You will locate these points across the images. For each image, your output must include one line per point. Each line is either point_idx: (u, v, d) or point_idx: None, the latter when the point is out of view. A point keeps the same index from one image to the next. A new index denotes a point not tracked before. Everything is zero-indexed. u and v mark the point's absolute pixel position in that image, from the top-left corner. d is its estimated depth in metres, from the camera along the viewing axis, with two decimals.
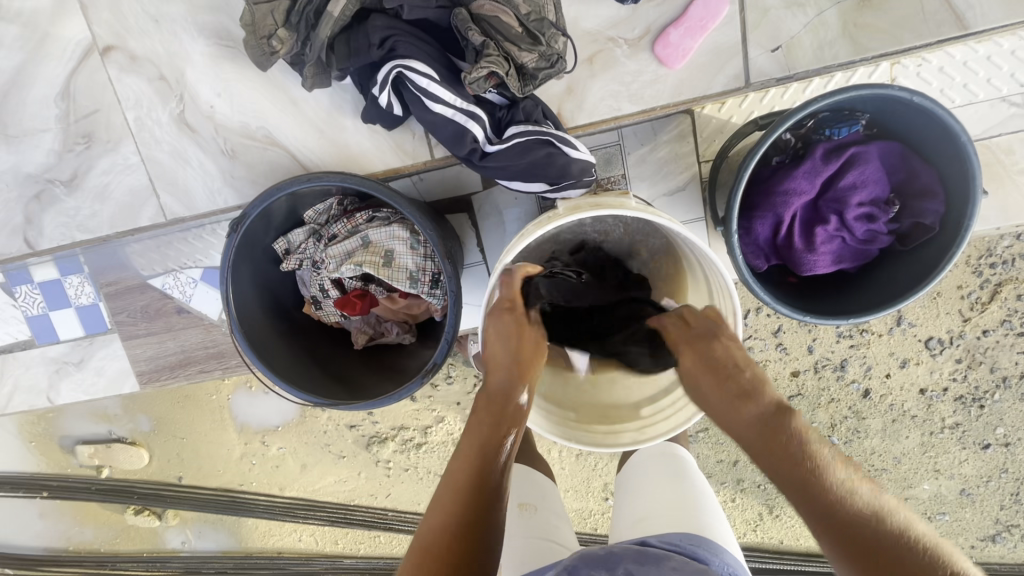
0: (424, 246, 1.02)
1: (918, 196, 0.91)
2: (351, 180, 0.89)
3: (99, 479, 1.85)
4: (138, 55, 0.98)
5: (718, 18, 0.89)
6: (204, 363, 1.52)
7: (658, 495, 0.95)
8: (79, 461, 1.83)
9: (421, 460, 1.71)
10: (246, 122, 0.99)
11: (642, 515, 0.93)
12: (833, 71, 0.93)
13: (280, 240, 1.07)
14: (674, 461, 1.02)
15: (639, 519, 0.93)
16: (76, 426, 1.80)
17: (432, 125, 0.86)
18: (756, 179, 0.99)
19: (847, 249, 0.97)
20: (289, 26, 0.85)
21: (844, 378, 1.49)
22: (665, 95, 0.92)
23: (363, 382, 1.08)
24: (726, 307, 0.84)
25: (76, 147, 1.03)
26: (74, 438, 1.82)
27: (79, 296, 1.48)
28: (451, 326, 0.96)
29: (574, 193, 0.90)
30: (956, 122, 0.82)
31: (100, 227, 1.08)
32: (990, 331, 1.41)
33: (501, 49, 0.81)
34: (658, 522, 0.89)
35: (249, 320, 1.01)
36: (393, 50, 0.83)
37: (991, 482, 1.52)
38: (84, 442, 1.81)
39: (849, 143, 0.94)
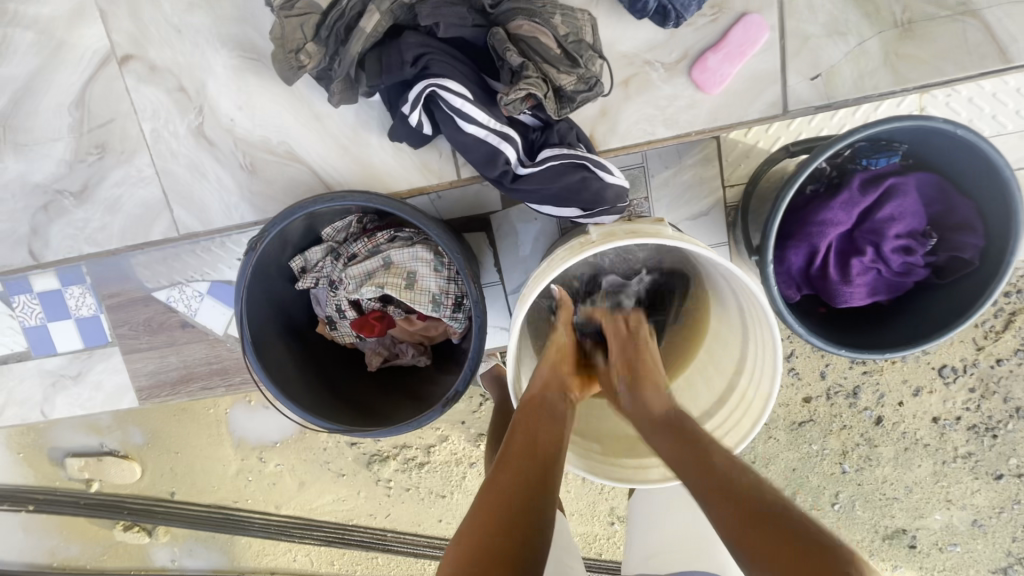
0: (448, 267, 0.98)
1: (956, 229, 0.89)
2: (375, 200, 0.86)
3: (88, 493, 1.78)
4: (157, 65, 0.95)
5: (757, 45, 0.86)
6: (206, 379, 1.48)
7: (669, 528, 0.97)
8: (69, 474, 1.76)
9: (423, 480, 1.66)
10: (267, 136, 0.96)
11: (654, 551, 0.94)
12: (872, 101, 0.87)
13: (297, 257, 1.04)
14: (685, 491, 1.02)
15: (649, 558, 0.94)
16: (68, 437, 1.74)
17: (463, 146, 0.83)
18: (789, 208, 0.97)
19: (882, 281, 0.94)
20: (319, 40, 0.83)
21: (857, 405, 1.46)
22: (700, 120, 0.89)
23: (378, 407, 1.05)
24: (763, 337, 0.84)
25: (88, 158, 1.00)
26: (64, 450, 1.75)
27: (79, 307, 1.44)
28: (474, 352, 0.93)
29: (608, 220, 0.87)
30: (1001, 157, 0.81)
31: (109, 240, 1.04)
32: (1004, 360, 1.40)
33: (540, 70, 0.79)
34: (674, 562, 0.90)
35: (263, 340, 0.98)
36: (426, 69, 0.81)
37: (1003, 513, 1.49)
38: (74, 454, 1.74)
39: (886, 174, 0.92)
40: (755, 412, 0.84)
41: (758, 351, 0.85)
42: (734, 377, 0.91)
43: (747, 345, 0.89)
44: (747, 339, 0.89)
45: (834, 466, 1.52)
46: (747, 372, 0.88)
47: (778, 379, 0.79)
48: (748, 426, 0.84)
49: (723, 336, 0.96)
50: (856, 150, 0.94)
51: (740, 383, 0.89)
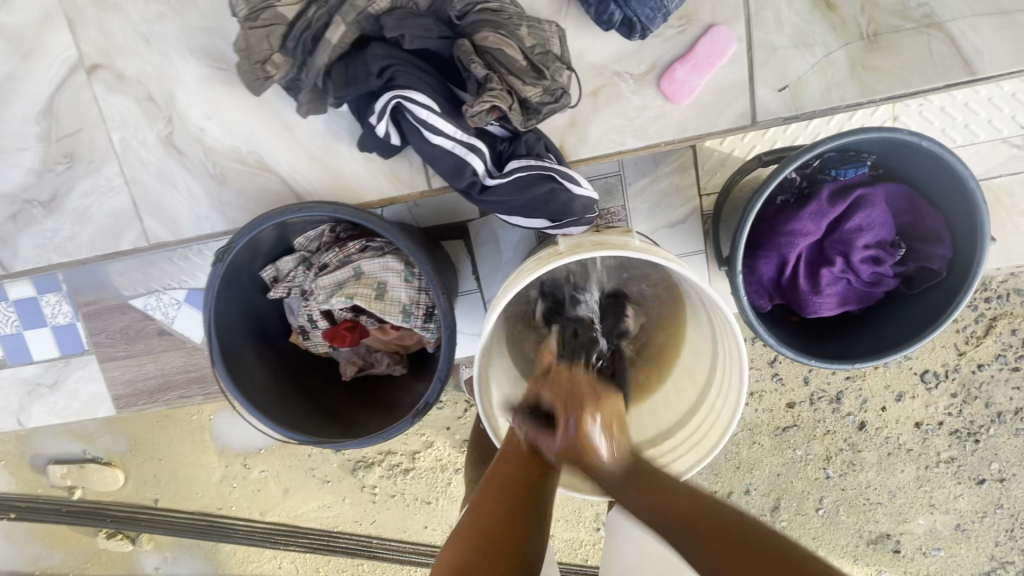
0: (419, 278, 0.98)
1: (924, 240, 0.89)
2: (343, 211, 0.86)
3: (71, 501, 1.76)
4: (126, 74, 0.94)
5: (725, 56, 0.86)
6: (185, 388, 1.47)
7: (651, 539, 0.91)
8: (51, 482, 1.74)
9: (408, 486, 1.65)
10: (237, 145, 0.96)
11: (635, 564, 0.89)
12: (838, 113, 0.87)
13: (268, 267, 1.03)
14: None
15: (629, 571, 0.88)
16: (50, 445, 1.72)
17: (431, 157, 0.83)
18: (760, 217, 0.98)
19: (852, 291, 0.95)
20: (285, 51, 0.82)
21: (840, 410, 1.47)
22: (670, 131, 0.89)
23: (351, 415, 1.05)
24: (731, 349, 0.84)
25: (57, 167, 0.99)
26: (46, 457, 1.74)
27: (56, 315, 1.43)
28: (444, 363, 0.93)
29: (576, 231, 0.87)
30: (966, 169, 0.81)
31: (79, 250, 1.03)
32: (985, 366, 1.40)
33: (505, 82, 0.79)
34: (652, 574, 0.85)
35: (233, 350, 0.98)
36: (392, 80, 0.80)
37: (985, 518, 1.50)
38: (57, 461, 1.72)
39: (855, 185, 0.92)
40: (722, 422, 0.84)
41: (727, 362, 0.86)
42: (705, 387, 0.91)
43: (716, 355, 0.89)
44: (717, 350, 0.89)
45: (818, 472, 1.52)
46: (716, 382, 0.89)
47: (744, 391, 0.79)
48: (716, 436, 0.85)
49: (693, 343, 0.96)
50: (825, 160, 0.95)
51: (710, 393, 0.89)
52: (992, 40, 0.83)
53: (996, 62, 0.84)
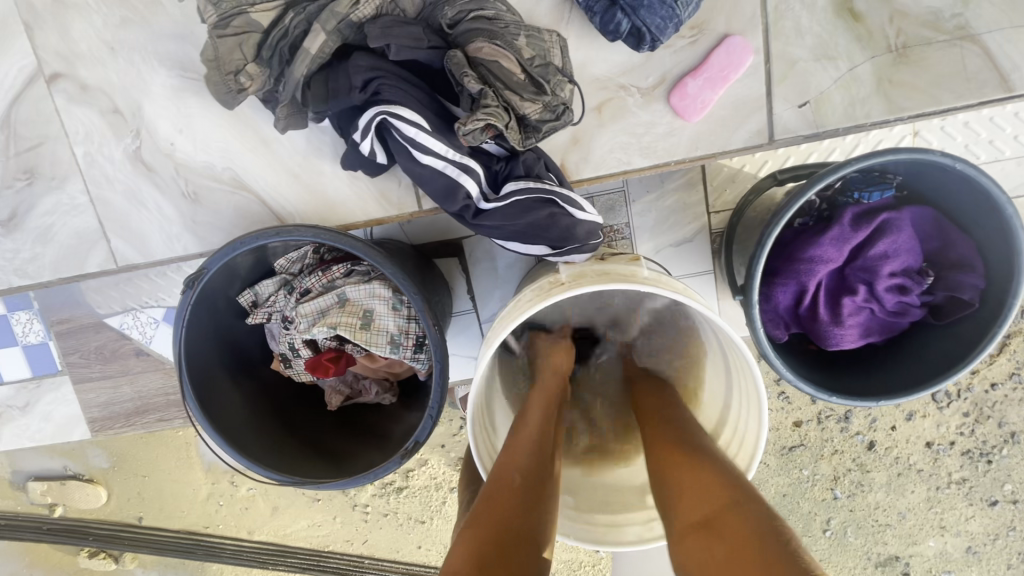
0: (407, 306, 0.89)
1: (953, 268, 0.83)
2: (326, 235, 0.79)
3: (53, 519, 1.69)
4: (89, 84, 0.86)
5: (740, 69, 0.79)
6: (164, 410, 1.40)
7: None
8: (31, 499, 1.66)
9: (400, 504, 1.58)
10: (211, 162, 0.88)
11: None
12: (865, 130, 0.80)
13: (246, 292, 0.96)
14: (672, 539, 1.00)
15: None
16: (31, 459, 1.64)
17: (420, 178, 0.75)
18: (776, 241, 0.91)
19: (875, 321, 0.88)
20: (260, 61, 0.75)
21: (848, 429, 1.41)
22: (679, 150, 0.82)
23: (336, 449, 0.98)
24: (748, 387, 0.77)
25: (17, 184, 0.92)
26: (27, 473, 1.66)
27: (27, 333, 1.36)
28: (436, 400, 0.85)
29: (579, 259, 0.79)
30: (1002, 194, 0.74)
31: (41, 272, 0.96)
32: (998, 385, 1.34)
33: (501, 98, 0.72)
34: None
35: (208, 380, 0.91)
36: (377, 95, 0.73)
37: (998, 540, 1.43)
38: (36, 478, 1.65)
39: (880, 208, 0.85)
40: (738, 469, 0.78)
41: (742, 400, 0.79)
42: (718, 425, 0.85)
43: (731, 392, 0.83)
44: (731, 385, 0.83)
45: (825, 492, 1.45)
46: (731, 421, 0.82)
47: (764, 438, 0.72)
48: None
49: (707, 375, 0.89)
50: (847, 181, 0.87)
51: (723, 432, 0.83)
52: None
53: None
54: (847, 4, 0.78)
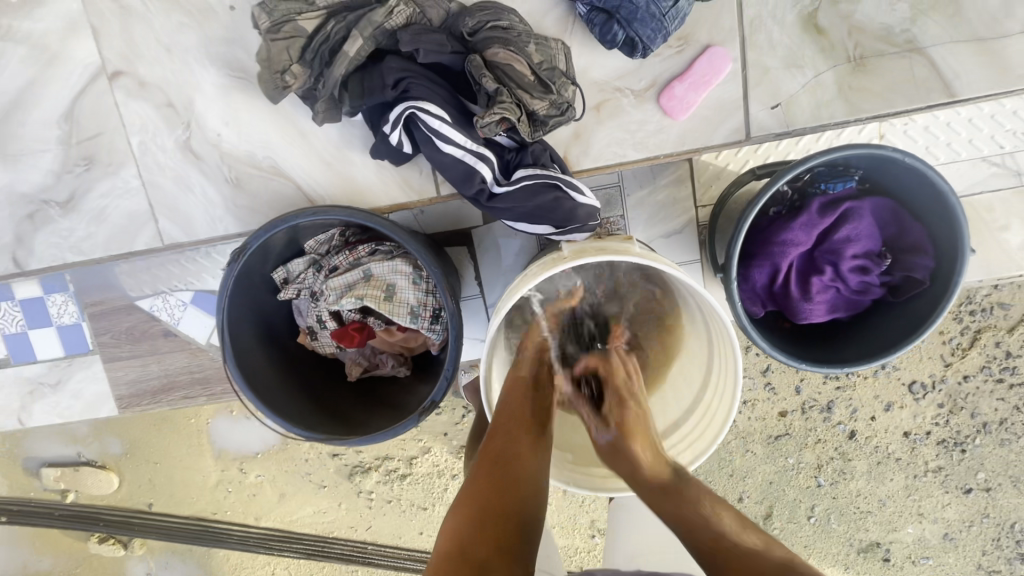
0: (426, 281, 1.01)
1: (909, 251, 0.94)
2: (355, 215, 0.90)
3: (65, 504, 1.75)
4: (146, 80, 0.98)
5: (721, 74, 0.91)
6: (187, 389, 1.49)
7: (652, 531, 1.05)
8: (45, 485, 1.73)
9: (404, 491, 1.65)
10: (252, 151, 0.99)
11: (638, 554, 1.03)
12: (828, 129, 0.92)
13: (279, 269, 1.07)
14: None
15: (633, 559, 1.02)
16: (42, 447, 1.71)
17: (442, 165, 0.87)
18: (754, 227, 1.02)
19: (841, 299, 0.99)
20: (303, 62, 0.86)
21: (830, 419, 1.50)
22: (668, 145, 0.94)
23: (356, 414, 1.08)
24: (726, 349, 0.88)
25: (75, 169, 1.02)
26: (40, 460, 1.72)
27: (61, 314, 1.43)
28: (451, 362, 0.96)
29: (580, 237, 0.91)
30: (946, 184, 0.86)
31: (94, 250, 1.06)
32: (971, 377, 1.44)
33: (514, 96, 0.83)
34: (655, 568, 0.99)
35: (244, 348, 1.01)
36: (406, 92, 0.84)
37: (972, 526, 1.53)
38: (51, 464, 1.71)
39: (844, 198, 0.97)
40: (717, 423, 0.88)
41: (722, 361, 0.90)
42: (701, 386, 0.95)
43: (712, 357, 0.93)
44: (712, 351, 0.93)
45: (809, 480, 1.54)
46: (712, 383, 0.93)
47: (739, 393, 0.83)
48: (713, 433, 0.89)
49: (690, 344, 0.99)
50: (815, 174, 0.99)
51: (706, 393, 0.94)
52: (969, 66, 0.89)
53: (973, 86, 0.89)
54: (813, 20, 0.90)
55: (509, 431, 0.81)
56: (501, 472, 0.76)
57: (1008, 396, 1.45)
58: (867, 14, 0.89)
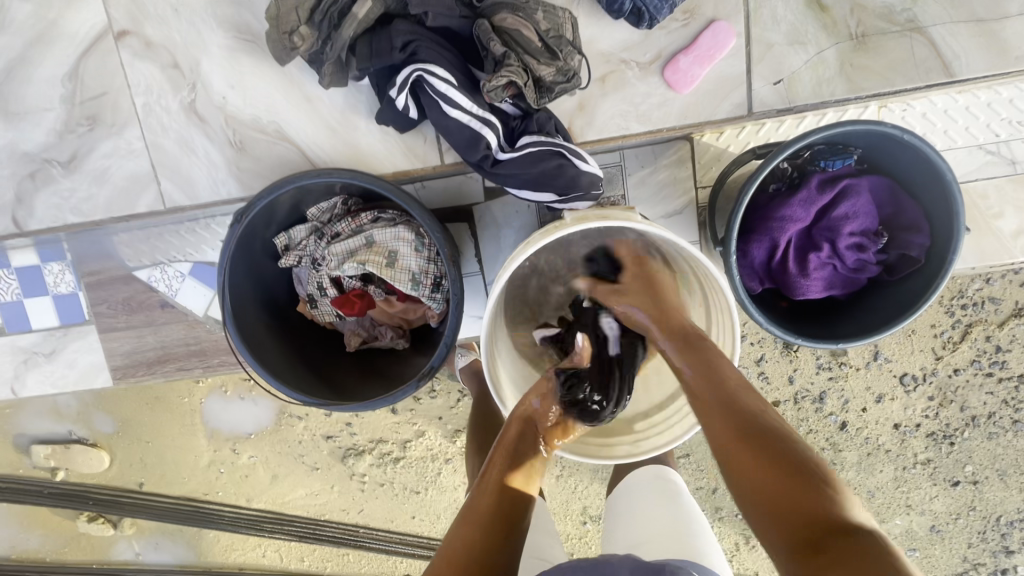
0: (429, 248, 1.02)
1: (905, 229, 0.95)
2: (361, 178, 0.90)
3: (53, 483, 1.73)
4: (152, 41, 0.98)
5: (725, 49, 0.92)
6: (184, 360, 1.40)
7: (654, 520, 0.91)
8: (33, 463, 1.70)
9: (397, 475, 1.64)
10: (257, 114, 1.00)
11: (639, 541, 0.88)
12: (829, 107, 0.94)
13: (281, 235, 1.07)
14: (667, 491, 0.97)
15: (634, 546, 0.87)
16: (34, 424, 1.68)
17: (447, 129, 0.87)
18: (753, 204, 1.03)
19: (837, 276, 1.01)
20: (311, 24, 0.86)
21: (823, 410, 1.50)
22: (671, 118, 0.95)
23: (353, 384, 1.07)
24: (724, 320, 0.88)
25: (78, 129, 1.02)
26: (30, 437, 1.69)
27: (58, 284, 1.36)
28: (451, 329, 0.97)
29: (581, 206, 0.90)
30: (944, 162, 0.87)
31: (95, 211, 1.06)
32: (961, 371, 1.45)
33: (521, 61, 0.84)
34: (659, 549, 0.84)
35: (244, 312, 1.01)
36: (414, 55, 0.85)
37: (959, 519, 1.55)
38: (40, 441, 1.68)
39: (842, 175, 0.98)
40: None
41: (720, 332, 0.91)
42: None
43: (710, 329, 0.94)
44: (710, 321, 0.94)
45: None
46: None
47: (736, 364, 0.84)
48: None
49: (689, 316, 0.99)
50: (815, 152, 0.99)
51: None
52: (968, 48, 0.92)
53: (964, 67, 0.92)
54: None
55: (489, 520, 0.78)
56: (468, 563, 0.73)
57: (996, 390, 1.46)
58: None
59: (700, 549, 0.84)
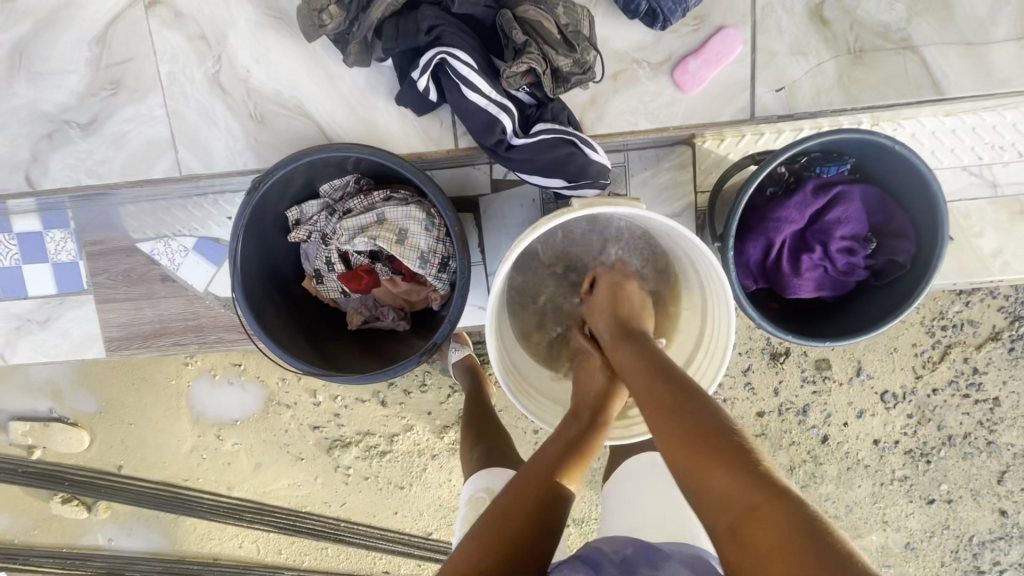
0: (438, 228, 1.05)
1: (894, 236, 1.00)
2: (378, 154, 0.93)
3: (29, 462, 1.69)
4: (183, 13, 1.03)
5: (731, 55, 1.01)
6: (180, 335, 1.35)
7: (650, 503, 0.92)
8: (10, 440, 1.67)
9: (382, 469, 1.62)
10: (280, 90, 1.04)
11: (639, 524, 0.90)
12: (826, 115, 1.03)
13: (293, 209, 1.10)
14: (664, 475, 0.97)
15: (635, 529, 0.89)
16: (12, 400, 1.65)
17: (466, 112, 0.91)
18: (750, 206, 1.07)
19: (828, 279, 1.05)
20: (341, 4, 0.90)
21: (805, 423, 1.53)
22: (677, 117, 1.03)
23: (352, 359, 1.09)
24: (720, 311, 0.92)
25: (101, 93, 1.07)
26: (8, 414, 1.66)
27: (59, 252, 1.32)
28: (456, 308, 0.99)
29: (589, 193, 0.95)
30: (930, 171, 0.92)
31: (110, 172, 1.10)
32: (940, 390, 1.48)
33: (541, 50, 0.89)
34: (657, 533, 0.86)
35: (251, 280, 1.03)
36: (438, 39, 0.90)
37: (933, 537, 1.57)
38: (18, 418, 1.65)
39: (836, 182, 1.03)
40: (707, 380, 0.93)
41: (715, 324, 0.94)
42: (694, 348, 0.99)
43: (706, 325, 0.98)
44: (707, 313, 0.97)
45: None
46: (704, 345, 0.97)
47: (729, 352, 0.88)
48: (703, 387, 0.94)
49: (686, 308, 1.04)
50: (810, 159, 1.05)
51: (697, 354, 0.97)
52: (956, 68, 1.02)
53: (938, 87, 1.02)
54: (819, 12, 1.01)
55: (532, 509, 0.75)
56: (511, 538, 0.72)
57: (973, 411, 1.49)
58: (868, 11, 1.01)
59: (696, 530, 0.86)
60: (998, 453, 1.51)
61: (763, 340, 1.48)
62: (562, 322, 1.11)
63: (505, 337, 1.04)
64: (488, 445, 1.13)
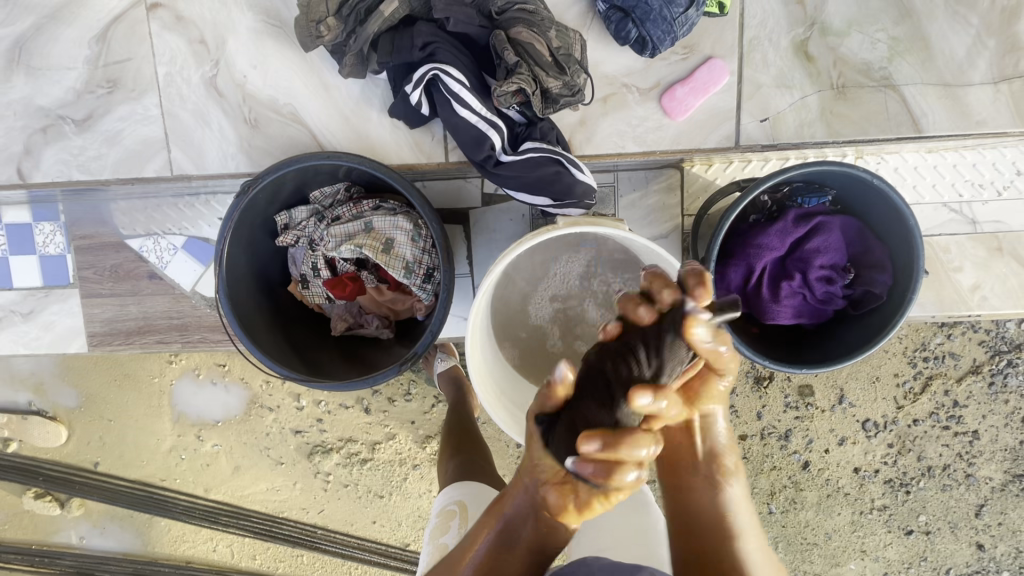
0: (425, 239, 1.07)
1: (871, 267, 1.02)
2: (368, 164, 0.94)
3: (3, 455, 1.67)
4: (184, 16, 1.05)
5: (718, 84, 1.04)
6: (164, 333, 1.35)
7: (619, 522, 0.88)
8: None
9: (363, 477, 1.61)
10: (276, 96, 1.06)
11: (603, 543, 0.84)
12: (808, 147, 1.06)
13: (282, 213, 1.11)
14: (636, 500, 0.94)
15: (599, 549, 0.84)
16: None
17: (455, 127, 0.93)
18: (734, 231, 1.10)
19: (806, 306, 1.07)
20: (339, 17, 0.93)
21: (787, 448, 1.52)
22: (663, 142, 1.06)
23: (332, 365, 1.09)
24: None
25: (98, 91, 1.08)
26: None
27: (46, 245, 1.32)
28: (438, 319, 0.99)
29: (574, 213, 0.96)
30: (907, 207, 0.95)
31: (102, 170, 1.11)
32: (920, 421, 1.49)
33: (531, 71, 0.91)
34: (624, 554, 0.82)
35: (236, 283, 1.03)
36: (432, 55, 0.92)
37: (910, 569, 1.57)
38: None
39: (816, 212, 1.06)
40: None
41: None
42: None
43: None
44: None
45: (762, 506, 1.55)
46: None
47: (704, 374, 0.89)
48: None
49: None
50: (793, 189, 1.08)
51: None
52: (934, 108, 1.06)
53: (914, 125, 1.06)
54: (804, 47, 1.04)
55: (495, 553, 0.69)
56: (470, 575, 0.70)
57: (951, 443, 1.50)
58: (851, 48, 1.04)
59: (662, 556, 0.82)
60: (977, 486, 1.52)
61: (747, 364, 1.49)
62: (543, 337, 1.12)
63: (487, 350, 1.04)
64: (464, 460, 1.12)
